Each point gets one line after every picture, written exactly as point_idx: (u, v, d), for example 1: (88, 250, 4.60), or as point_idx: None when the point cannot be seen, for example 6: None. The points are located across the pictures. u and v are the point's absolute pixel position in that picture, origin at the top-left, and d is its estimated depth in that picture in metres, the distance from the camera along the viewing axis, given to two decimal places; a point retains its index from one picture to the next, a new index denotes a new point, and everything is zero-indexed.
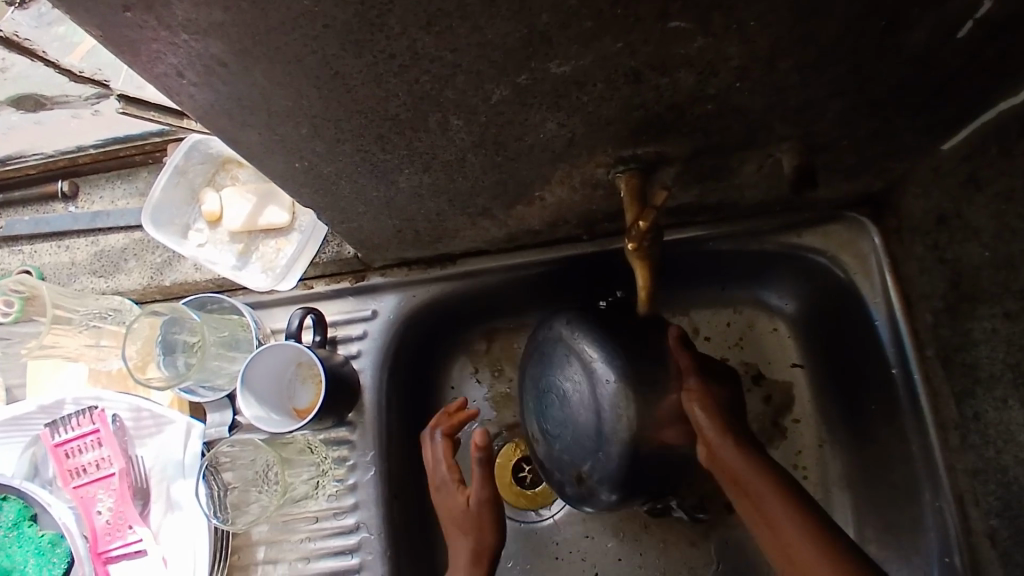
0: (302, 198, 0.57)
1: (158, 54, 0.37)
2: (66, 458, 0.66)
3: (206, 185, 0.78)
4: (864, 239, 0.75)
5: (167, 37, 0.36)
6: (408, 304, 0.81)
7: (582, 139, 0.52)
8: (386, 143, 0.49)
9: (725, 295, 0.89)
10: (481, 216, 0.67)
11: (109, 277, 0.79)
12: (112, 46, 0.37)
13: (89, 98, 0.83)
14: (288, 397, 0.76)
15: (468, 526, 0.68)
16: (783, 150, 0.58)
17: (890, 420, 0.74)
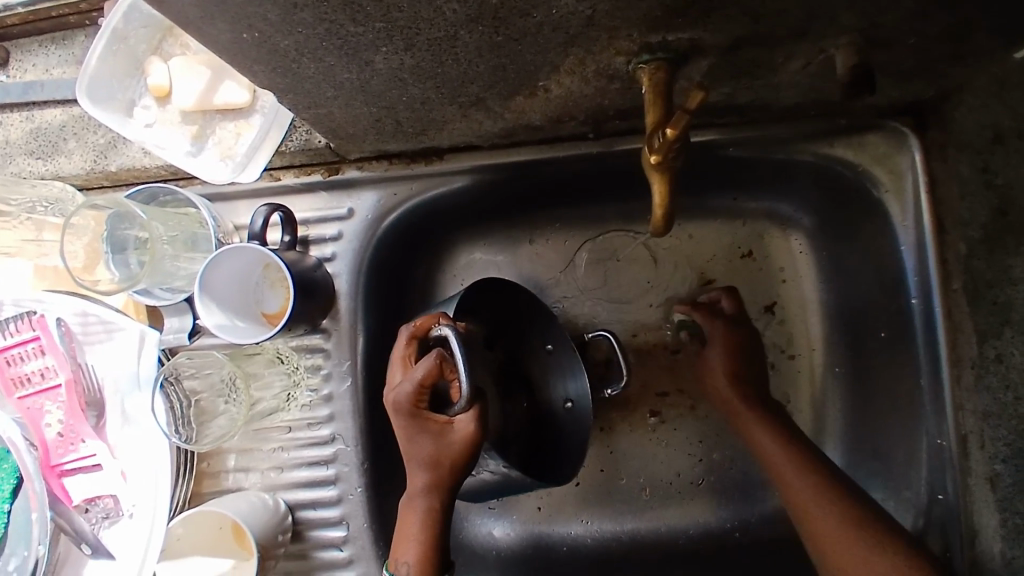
0: (257, 78, 0.47)
1: None
2: (7, 366, 0.59)
3: (151, 54, 0.66)
4: (902, 154, 0.66)
5: None
6: (388, 203, 0.72)
7: (604, 19, 0.42)
8: (357, 11, 0.38)
9: (737, 205, 0.81)
10: (473, 107, 0.57)
11: (48, 158, 0.69)
12: None
13: None
14: (255, 301, 0.69)
15: (435, 516, 0.57)
16: (837, 46, 0.49)
17: (901, 351, 0.70)
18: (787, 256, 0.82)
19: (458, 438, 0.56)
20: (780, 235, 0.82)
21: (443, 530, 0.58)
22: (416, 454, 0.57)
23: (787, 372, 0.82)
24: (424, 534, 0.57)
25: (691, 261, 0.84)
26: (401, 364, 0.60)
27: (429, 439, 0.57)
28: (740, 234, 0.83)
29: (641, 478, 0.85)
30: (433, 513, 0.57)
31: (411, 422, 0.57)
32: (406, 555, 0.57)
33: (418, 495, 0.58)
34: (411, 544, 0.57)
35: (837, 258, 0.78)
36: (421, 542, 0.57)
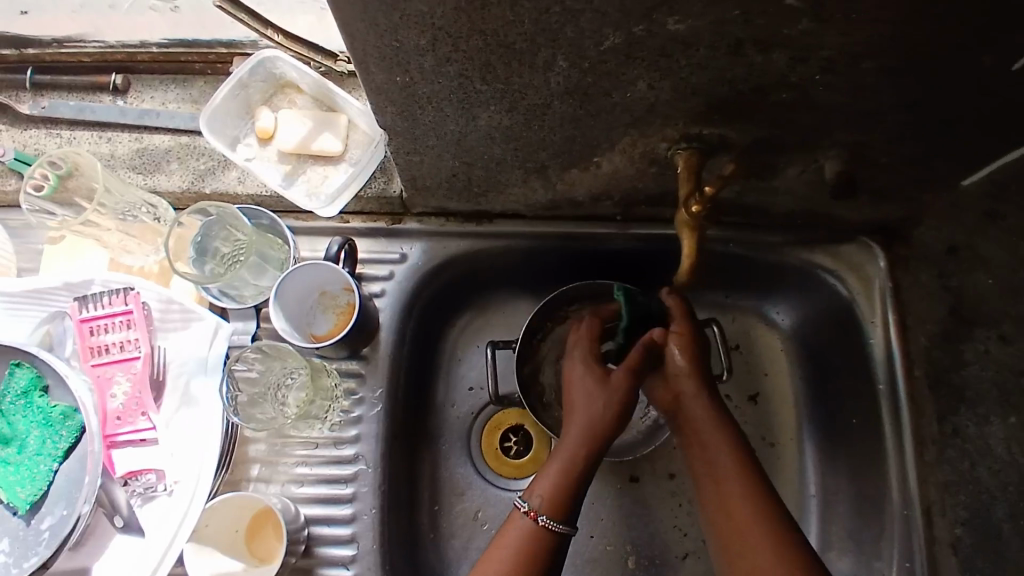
0: (382, 117, 0.59)
1: None
2: (90, 334, 0.65)
3: (262, 104, 0.78)
4: (872, 263, 0.81)
5: None
6: (435, 252, 0.82)
7: (662, 107, 0.56)
8: (489, 72, 0.52)
9: (729, 302, 0.94)
10: (535, 174, 0.70)
11: (149, 175, 0.78)
12: None
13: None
14: (306, 322, 0.78)
15: (574, 458, 0.67)
16: (829, 156, 0.64)
17: (869, 431, 0.80)
18: (770, 350, 0.93)
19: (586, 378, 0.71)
20: (765, 332, 0.93)
21: (577, 478, 0.67)
22: (576, 409, 0.70)
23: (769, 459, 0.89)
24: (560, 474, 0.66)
25: None
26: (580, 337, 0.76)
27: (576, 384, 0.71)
28: (730, 328, 0.94)
29: (628, 547, 0.91)
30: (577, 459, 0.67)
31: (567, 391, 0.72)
32: (533, 489, 0.66)
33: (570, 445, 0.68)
34: (549, 480, 0.66)
35: (812, 353, 0.90)
36: (555, 477, 0.66)
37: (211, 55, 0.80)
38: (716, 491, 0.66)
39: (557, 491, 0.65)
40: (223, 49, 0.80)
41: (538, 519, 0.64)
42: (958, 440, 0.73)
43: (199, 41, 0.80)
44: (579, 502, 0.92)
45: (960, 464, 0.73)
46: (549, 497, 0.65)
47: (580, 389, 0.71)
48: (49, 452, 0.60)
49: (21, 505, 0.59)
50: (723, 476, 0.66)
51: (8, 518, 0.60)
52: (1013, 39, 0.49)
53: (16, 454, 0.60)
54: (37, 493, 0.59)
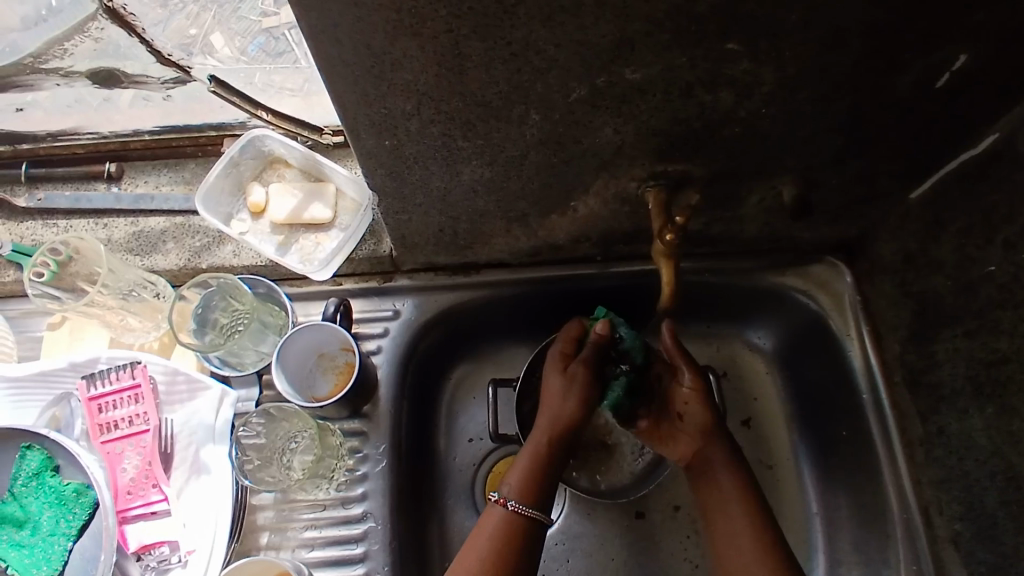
0: (373, 179, 0.63)
1: (338, 36, 0.46)
2: (99, 411, 0.66)
3: (253, 180, 0.83)
4: (839, 280, 0.87)
5: (349, 10, 0.44)
6: (427, 306, 0.86)
7: (628, 149, 0.62)
8: (470, 129, 0.57)
9: (712, 331, 0.98)
10: (517, 223, 0.75)
11: (146, 255, 0.81)
12: (296, 8, 0.44)
13: (165, 80, 0.86)
14: (307, 385, 0.80)
15: (542, 449, 0.73)
16: (784, 182, 0.70)
17: (860, 439, 0.83)
18: (756, 375, 0.97)
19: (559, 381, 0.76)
20: (748, 357, 0.97)
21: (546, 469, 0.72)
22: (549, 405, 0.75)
23: (769, 481, 0.92)
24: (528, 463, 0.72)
25: None
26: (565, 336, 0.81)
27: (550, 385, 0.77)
28: (715, 357, 0.97)
29: None
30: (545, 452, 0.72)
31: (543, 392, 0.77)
32: (507, 479, 0.71)
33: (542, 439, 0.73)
34: (518, 471, 0.71)
35: (796, 373, 0.94)
36: (527, 467, 0.71)
37: (202, 137, 0.85)
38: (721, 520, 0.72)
39: (527, 478, 0.71)
40: (212, 131, 0.85)
41: (507, 505, 0.68)
42: (944, 437, 0.75)
43: (189, 127, 0.85)
44: (588, 544, 0.93)
45: (948, 460, 0.75)
46: (519, 487, 0.70)
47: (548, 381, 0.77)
48: (63, 531, 0.61)
49: None
50: (731, 514, 0.72)
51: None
52: (926, 63, 0.56)
53: (30, 537, 0.61)
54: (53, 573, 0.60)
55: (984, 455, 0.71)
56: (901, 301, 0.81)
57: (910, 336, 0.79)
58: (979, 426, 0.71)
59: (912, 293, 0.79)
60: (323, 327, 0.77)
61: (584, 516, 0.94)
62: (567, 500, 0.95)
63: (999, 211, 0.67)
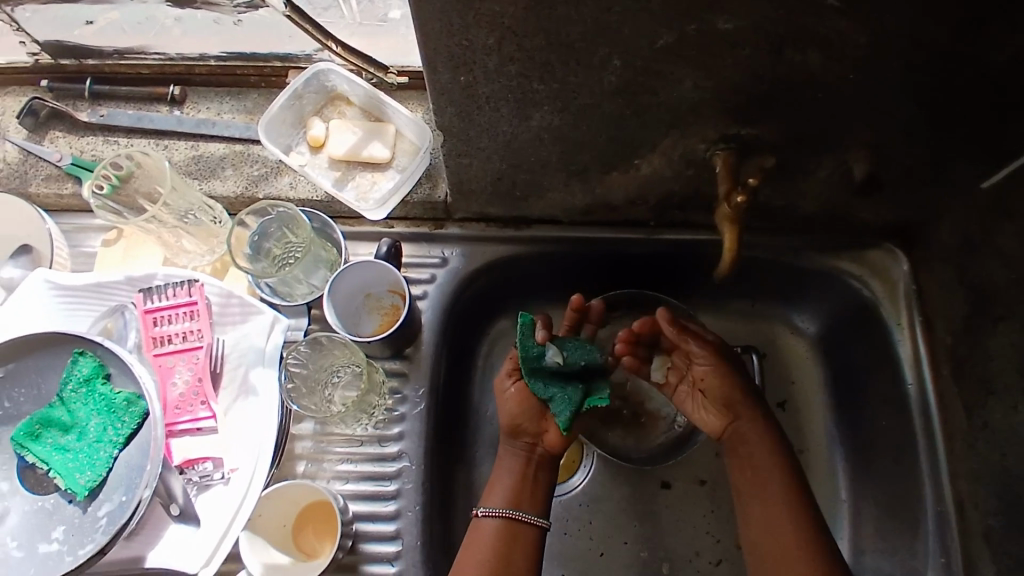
0: (441, 118, 0.63)
1: None
2: (154, 325, 0.67)
3: (314, 115, 0.83)
4: (894, 267, 0.85)
5: None
6: (475, 256, 0.86)
7: (703, 106, 0.60)
8: (547, 71, 0.56)
9: (756, 309, 0.97)
10: (576, 178, 0.74)
11: (204, 180, 0.82)
12: None
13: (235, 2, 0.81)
14: (353, 321, 0.81)
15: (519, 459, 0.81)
16: (856, 158, 0.69)
17: (901, 429, 0.82)
18: (797, 358, 0.96)
19: (533, 407, 0.80)
20: (791, 339, 0.96)
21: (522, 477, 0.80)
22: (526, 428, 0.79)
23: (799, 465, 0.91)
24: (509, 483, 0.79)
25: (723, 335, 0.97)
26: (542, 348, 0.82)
27: (516, 408, 0.81)
28: (757, 335, 0.97)
29: (661, 553, 0.91)
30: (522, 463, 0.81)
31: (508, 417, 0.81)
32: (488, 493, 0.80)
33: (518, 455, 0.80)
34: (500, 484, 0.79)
35: (838, 359, 0.92)
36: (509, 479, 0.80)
37: (268, 67, 0.85)
38: (754, 500, 0.75)
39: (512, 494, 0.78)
40: (278, 62, 0.85)
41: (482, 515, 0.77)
42: (990, 432, 0.74)
43: (254, 54, 0.85)
44: (611, 508, 0.93)
45: (990, 455, 0.74)
46: (504, 504, 0.77)
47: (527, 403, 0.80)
48: (111, 439, 0.62)
49: (80, 491, 0.61)
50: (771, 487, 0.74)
51: (64, 507, 0.62)
52: None
53: (76, 442, 0.63)
54: (96, 478, 0.61)
55: None
56: (960, 293, 0.79)
57: (965, 329, 0.78)
58: None
59: (973, 285, 0.77)
60: (382, 268, 0.77)
61: (610, 481, 0.95)
62: (594, 462, 0.96)
63: None
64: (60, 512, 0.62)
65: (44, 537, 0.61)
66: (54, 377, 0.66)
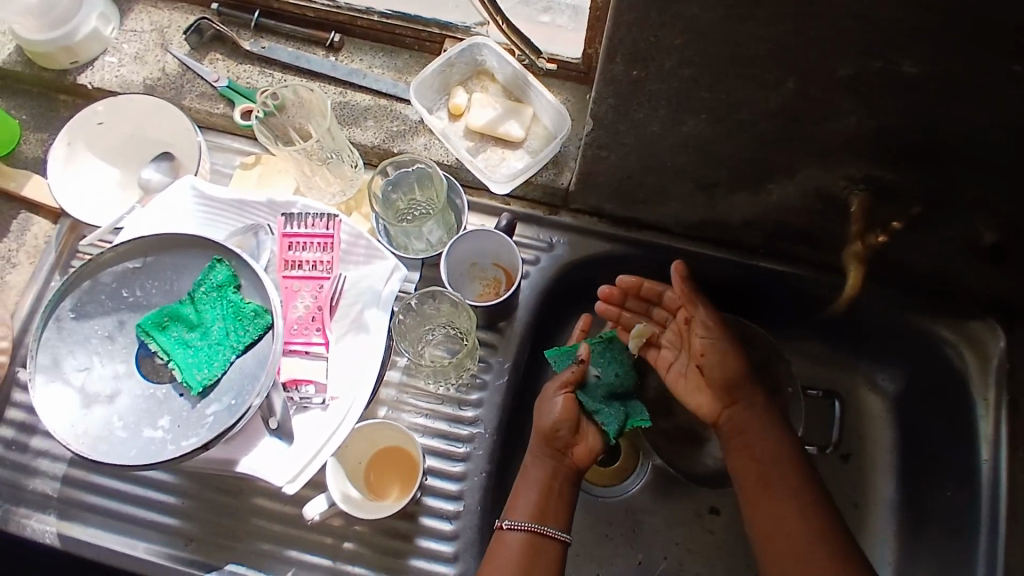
0: (597, 107, 0.66)
1: None
2: (289, 249, 0.71)
3: (459, 85, 0.87)
4: (992, 343, 0.85)
5: None
6: (581, 248, 0.88)
7: (857, 145, 0.62)
8: (719, 81, 0.58)
9: (838, 357, 0.97)
10: (702, 190, 0.76)
11: (346, 126, 0.86)
12: None
13: None
14: (456, 286, 0.84)
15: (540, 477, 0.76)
16: (989, 227, 0.69)
17: (967, 504, 0.82)
18: (869, 412, 0.96)
19: (575, 415, 0.77)
20: (868, 392, 0.96)
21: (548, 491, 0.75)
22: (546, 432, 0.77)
23: (851, 517, 0.92)
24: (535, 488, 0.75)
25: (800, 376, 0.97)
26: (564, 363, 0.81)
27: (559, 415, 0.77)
28: (833, 382, 0.97)
29: (697, 573, 0.92)
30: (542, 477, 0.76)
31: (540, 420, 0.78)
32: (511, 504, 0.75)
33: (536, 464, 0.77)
34: (523, 497, 0.75)
35: (913, 423, 0.92)
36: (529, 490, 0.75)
37: (426, 32, 0.88)
38: (761, 503, 0.71)
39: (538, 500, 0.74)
40: (435, 28, 0.88)
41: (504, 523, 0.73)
42: None
43: (415, 18, 0.88)
44: (656, 519, 0.95)
45: None
46: (529, 516, 0.73)
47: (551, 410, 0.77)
48: (231, 344, 0.67)
49: (194, 386, 0.65)
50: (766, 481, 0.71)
51: (174, 399, 0.66)
52: None
53: (199, 340, 0.67)
54: (211, 378, 0.66)
55: None
56: None
57: None
58: None
59: None
60: (502, 243, 0.82)
61: (659, 493, 0.96)
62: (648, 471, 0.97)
63: None
64: (169, 403, 0.66)
65: (150, 423, 0.65)
66: (187, 276, 0.70)
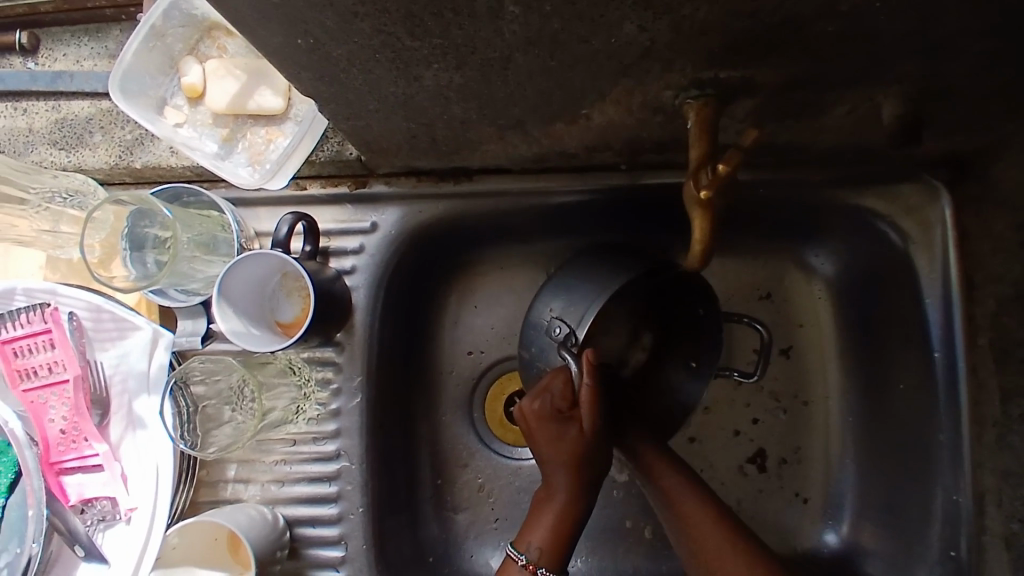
0: (302, 83, 0.46)
1: None
2: (14, 357, 0.58)
3: (187, 54, 0.65)
4: (934, 207, 0.67)
5: None
6: (412, 219, 0.71)
7: (661, 51, 0.42)
8: (416, 25, 0.38)
9: (761, 246, 0.80)
10: (512, 130, 0.57)
11: (71, 151, 0.67)
12: None
13: None
14: (268, 308, 0.68)
15: (567, 508, 0.61)
16: (887, 97, 0.49)
17: (919, 399, 0.70)
18: (807, 302, 0.81)
19: (568, 434, 0.61)
20: (800, 278, 0.81)
21: (573, 521, 0.61)
22: (555, 453, 0.61)
23: (801, 418, 0.81)
24: (553, 513, 0.61)
25: (725, 283, 0.82)
26: (544, 386, 0.63)
27: (550, 439, 0.62)
28: (761, 277, 0.82)
29: None
30: (568, 511, 0.61)
31: (557, 446, 0.61)
32: (522, 537, 0.61)
33: (561, 492, 0.61)
34: (543, 531, 0.61)
35: (857, 308, 0.78)
36: (552, 525, 0.61)
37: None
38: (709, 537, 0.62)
39: (550, 530, 0.60)
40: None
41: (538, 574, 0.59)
42: None
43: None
44: None
45: None
46: (554, 554, 0.60)
47: (556, 438, 0.62)
48: None
49: None
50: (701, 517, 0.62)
51: None
52: None
53: None
54: None
55: None
56: (1009, 252, 0.62)
57: (1013, 297, 0.62)
58: None
59: None
60: (293, 261, 0.64)
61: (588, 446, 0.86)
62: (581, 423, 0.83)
63: None
64: None
65: None
66: None
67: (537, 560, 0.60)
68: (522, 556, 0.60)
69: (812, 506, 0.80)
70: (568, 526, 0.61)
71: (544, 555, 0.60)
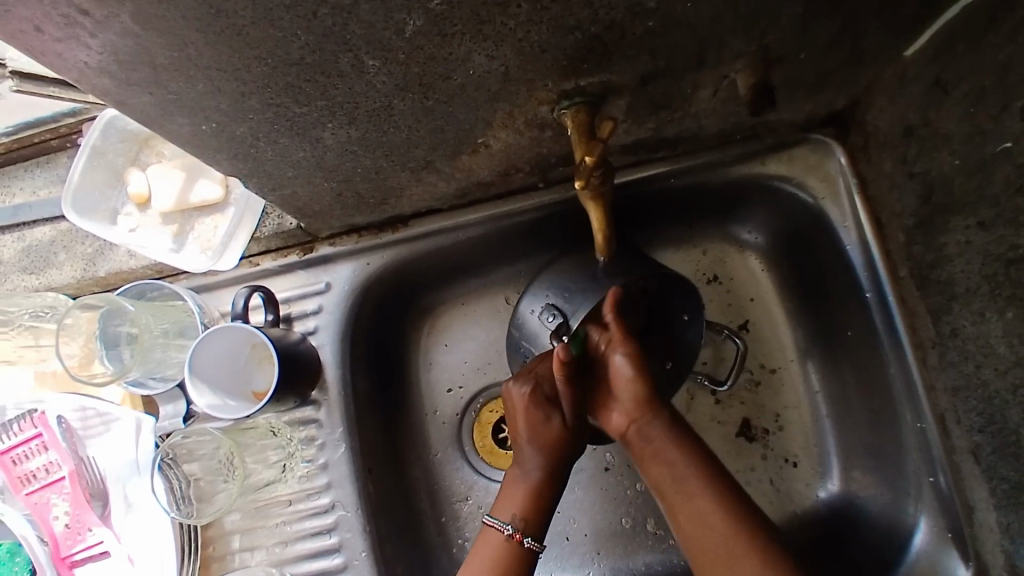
0: (221, 165, 0.52)
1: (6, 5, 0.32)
2: (15, 465, 0.67)
3: (130, 165, 0.72)
4: (830, 160, 0.73)
5: None
6: (363, 273, 0.76)
7: (517, 72, 0.48)
8: (298, 93, 0.44)
9: (694, 233, 0.85)
10: (424, 171, 0.62)
11: (41, 272, 0.73)
12: None
13: None
14: (244, 380, 0.72)
15: (543, 478, 0.60)
16: (737, 69, 0.55)
17: (866, 341, 0.73)
18: (750, 275, 0.85)
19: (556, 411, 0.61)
20: (737, 254, 0.86)
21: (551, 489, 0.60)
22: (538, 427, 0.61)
23: (769, 386, 0.84)
24: (529, 483, 0.60)
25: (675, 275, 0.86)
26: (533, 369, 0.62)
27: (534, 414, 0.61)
28: (703, 261, 0.86)
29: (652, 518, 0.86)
30: (542, 480, 0.60)
31: (536, 425, 0.61)
32: (507, 510, 0.60)
33: (534, 465, 0.60)
34: (518, 498, 0.60)
35: (795, 270, 0.82)
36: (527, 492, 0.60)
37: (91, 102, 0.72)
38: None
39: (534, 503, 0.60)
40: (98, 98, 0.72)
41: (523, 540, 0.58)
42: (959, 341, 0.63)
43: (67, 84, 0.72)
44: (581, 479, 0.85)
45: (963, 366, 0.63)
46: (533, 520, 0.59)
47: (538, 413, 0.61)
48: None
49: None
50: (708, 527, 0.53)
51: None
52: None
53: None
54: None
55: (1004, 365, 0.58)
56: (902, 184, 0.66)
57: (915, 225, 0.66)
58: (998, 332, 0.58)
59: (915, 173, 0.65)
60: (256, 331, 0.69)
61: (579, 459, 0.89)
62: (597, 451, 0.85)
63: (1014, 67, 0.53)
64: None
65: None
66: None
67: (521, 527, 0.59)
68: (509, 526, 0.59)
69: (801, 467, 0.81)
70: (546, 494, 0.60)
71: (529, 524, 0.59)
